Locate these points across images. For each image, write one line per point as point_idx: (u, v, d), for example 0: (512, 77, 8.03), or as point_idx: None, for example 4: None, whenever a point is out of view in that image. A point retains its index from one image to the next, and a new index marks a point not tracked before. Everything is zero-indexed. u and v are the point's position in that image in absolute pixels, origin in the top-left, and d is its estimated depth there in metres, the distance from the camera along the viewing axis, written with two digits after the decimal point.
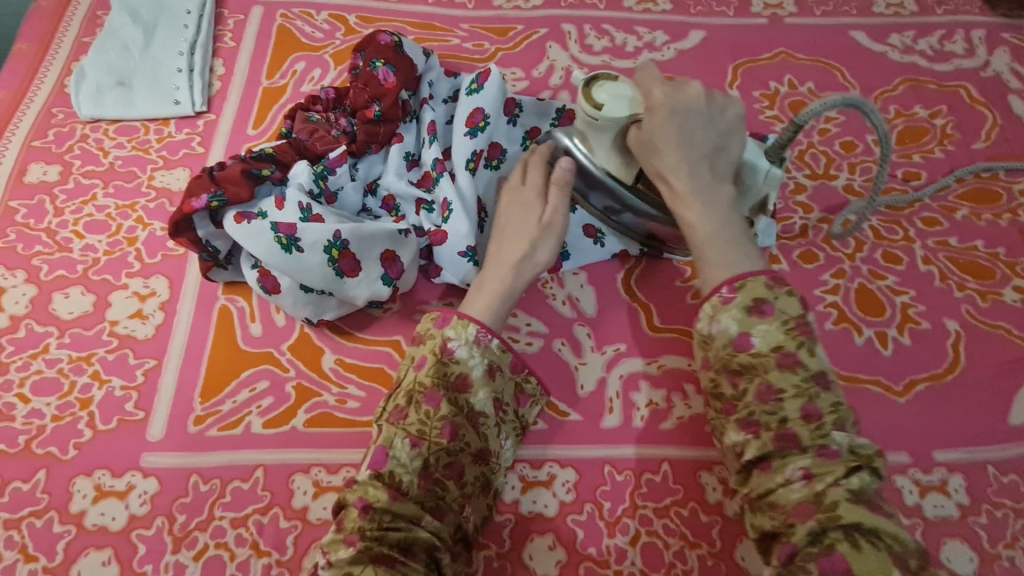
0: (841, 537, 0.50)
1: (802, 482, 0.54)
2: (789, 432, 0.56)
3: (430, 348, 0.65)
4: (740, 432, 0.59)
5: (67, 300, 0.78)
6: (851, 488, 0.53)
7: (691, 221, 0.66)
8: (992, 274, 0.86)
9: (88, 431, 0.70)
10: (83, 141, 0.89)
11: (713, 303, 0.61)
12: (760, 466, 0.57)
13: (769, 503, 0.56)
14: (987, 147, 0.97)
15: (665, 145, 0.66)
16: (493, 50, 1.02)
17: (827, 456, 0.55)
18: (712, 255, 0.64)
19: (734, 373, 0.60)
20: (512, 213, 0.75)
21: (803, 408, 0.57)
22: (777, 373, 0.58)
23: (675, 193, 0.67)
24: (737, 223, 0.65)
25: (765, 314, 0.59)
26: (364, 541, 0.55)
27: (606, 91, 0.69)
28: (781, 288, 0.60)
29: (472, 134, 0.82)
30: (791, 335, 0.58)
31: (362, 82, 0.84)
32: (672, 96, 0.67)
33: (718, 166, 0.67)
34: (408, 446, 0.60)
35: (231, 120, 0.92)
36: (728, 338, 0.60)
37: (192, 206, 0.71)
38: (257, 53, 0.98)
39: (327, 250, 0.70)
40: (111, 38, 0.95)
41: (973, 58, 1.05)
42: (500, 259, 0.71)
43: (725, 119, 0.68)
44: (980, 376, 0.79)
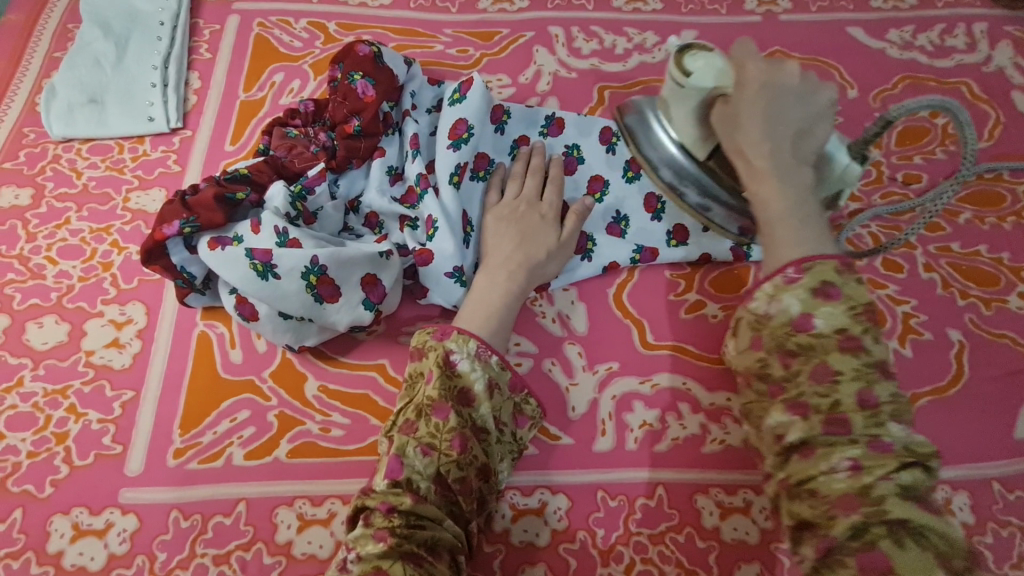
0: (884, 533, 0.46)
1: (848, 473, 0.48)
2: (841, 416, 0.50)
3: (432, 360, 0.63)
4: (785, 412, 0.52)
5: (41, 330, 0.75)
6: (902, 483, 0.47)
7: (764, 197, 0.58)
8: (997, 281, 0.84)
9: (65, 468, 0.68)
10: (55, 162, 0.86)
11: (775, 282, 0.55)
12: (801, 452, 0.51)
13: (809, 491, 0.50)
14: (990, 146, 0.94)
15: (750, 118, 0.58)
16: (478, 56, 0.99)
17: (879, 449, 0.48)
18: (780, 236, 0.56)
19: (787, 353, 0.53)
20: (527, 224, 0.76)
21: (860, 393, 0.50)
22: (837, 355, 0.51)
23: (753, 169, 0.59)
24: (815, 210, 0.58)
25: (831, 297, 0.53)
26: (395, 537, 0.53)
27: (700, 59, 0.63)
28: (852, 274, 0.54)
29: (456, 146, 0.79)
30: (859, 320, 0.52)
31: (340, 95, 0.81)
32: (769, 69, 0.59)
33: (803, 148, 0.59)
34: (421, 454, 0.58)
35: (208, 135, 0.89)
36: (789, 317, 0.54)
37: (164, 233, 0.68)
38: (233, 65, 0.95)
39: (305, 276, 0.67)
40: (82, 53, 0.92)
41: (975, 53, 1.01)
42: (510, 261, 0.73)
43: (819, 100, 0.60)
44: (985, 388, 0.77)
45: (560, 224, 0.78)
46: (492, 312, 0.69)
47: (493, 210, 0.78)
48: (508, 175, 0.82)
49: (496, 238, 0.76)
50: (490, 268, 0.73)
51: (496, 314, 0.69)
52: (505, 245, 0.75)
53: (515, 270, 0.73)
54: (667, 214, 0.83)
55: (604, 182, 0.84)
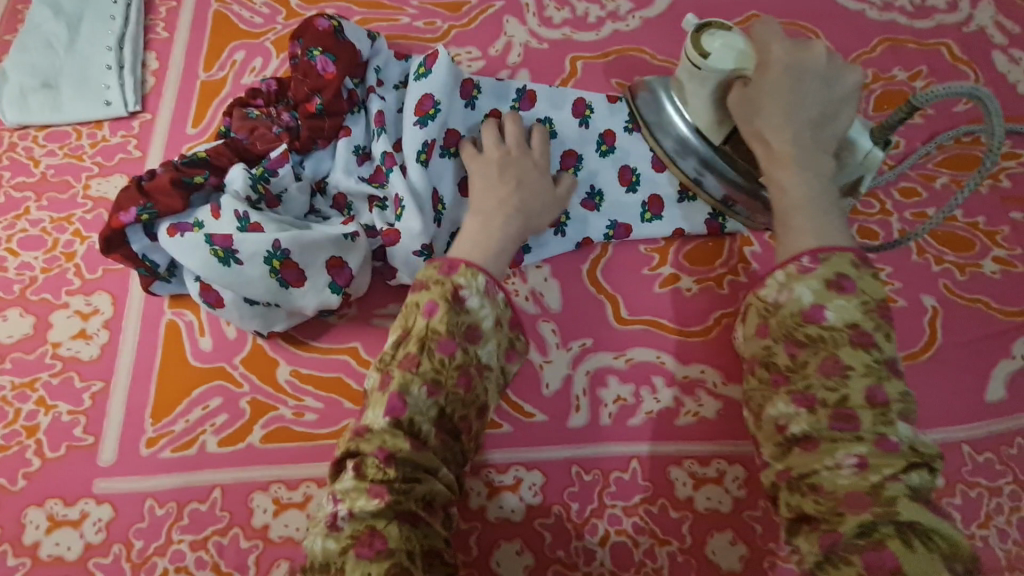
0: (892, 533, 0.48)
1: (854, 470, 0.51)
2: (848, 412, 0.52)
3: (439, 294, 0.60)
4: (790, 404, 0.55)
5: (5, 323, 0.74)
6: (910, 484, 0.49)
7: (783, 183, 0.63)
8: (971, 246, 0.83)
9: (37, 460, 0.68)
10: (12, 150, 0.84)
11: (788, 271, 0.58)
12: (805, 445, 0.53)
13: (811, 485, 0.52)
14: (969, 109, 0.92)
15: (772, 105, 0.64)
16: (446, 28, 0.96)
17: (886, 448, 0.51)
18: (796, 223, 0.60)
19: (794, 343, 0.56)
20: (519, 172, 0.74)
21: (869, 389, 0.53)
22: (848, 350, 0.54)
23: (771, 153, 0.64)
24: (833, 197, 0.62)
25: (844, 290, 0.55)
26: (393, 494, 0.52)
27: (718, 40, 0.69)
28: (868, 268, 0.57)
29: (423, 123, 0.77)
30: (870, 316, 0.55)
31: (301, 73, 0.78)
32: (790, 53, 0.64)
33: (821, 136, 0.64)
34: (426, 393, 0.56)
35: (169, 118, 0.87)
36: (800, 306, 0.56)
37: (121, 221, 0.67)
38: (192, 44, 0.92)
39: (267, 261, 0.66)
40: (32, 35, 0.88)
41: (956, 12, 0.99)
42: (504, 205, 0.70)
43: (843, 89, 0.65)
44: (957, 353, 0.77)
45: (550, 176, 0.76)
46: (492, 248, 0.67)
47: (478, 160, 0.75)
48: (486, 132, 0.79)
49: (486, 184, 0.73)
50: (484, 210, 0.70)
51: (495, 249, 0.67)
52: (498, 190, 0.72)
53: (512, 213, 0.70)
54: (642, 186, 0.82)
55: (577, 156, 0.82)
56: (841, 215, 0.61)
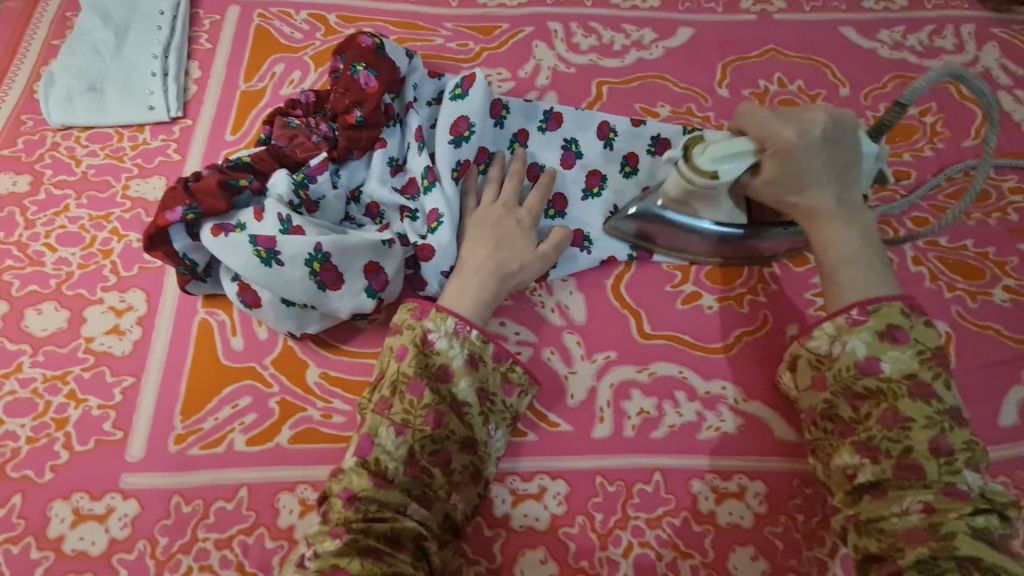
0: (953, 567, 0.53)
1: (920, 514, 0.56)
2: (915, 463, 0.57)
3: (409, 338, 0.67)
4: (854, 455, 0.60)
5: (40, 316, 0.75)
6: (974, 524, 0.54)
7: (828, 241, 0.66)
8: (982, 275, 0.86)
9: (65, 453, 0.68)
10: (54, 149, 0.86)
11: (839, 323, 0.63)
12: (873, 492, 0.59)
13: (878, 527, 0.58)
14: (976, 144, 0.96)
15: (804, 177, 0.66)
16: (478, 50, 1.00)
17: (953, 495, 0.56)
18: (844, 278, 0.64)
19: (855, 396, 0.61)
20: (502, 227, 0.77)
21: (932, 440, 0.57)
22: (908, 402, 0.59)
23: (810, 217, 0.67)
24: (875, 243, 0.66)
25: (897, 341, 0.61)
26: (351, 534, 0.56)
27: (710, 157, 0.67)
28: (919, 317, 0.62)
29: (457, 143, 0.80)
30: (926, 365, 0.60)
31: (342, 86, 0.81)
32: (798, 129, 0.65)
33: (848, 191, 0.67)
34: (393, 434, 0.62)
35: (209, 125, 0.89)
36: (854, 359, 0.62)
37: (167, 219, 0.68)
38: (233, 55, 0.95)
39: (308, 263, 0.68)
40: (81, 41, 0.91)
41: (962, 53, 1.04)
42: (482, 267, 0.73)
43: (849, 137, 0.68)
44: (972, 377, 0.79)
45: (534, 234, 0.78)
46: (480, 299, 0.71)
47: (471, 216, 0.78)
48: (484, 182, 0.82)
49: (469, 243, 0.76)
50: (463, 272, 0.73)
51: (483, 300, 0.71)
52: (480, 249, 0.75)
53: (489, 275, 0.73)
54: None
55: (602, 176, 0.85)
56: (886, 259, 0.65)
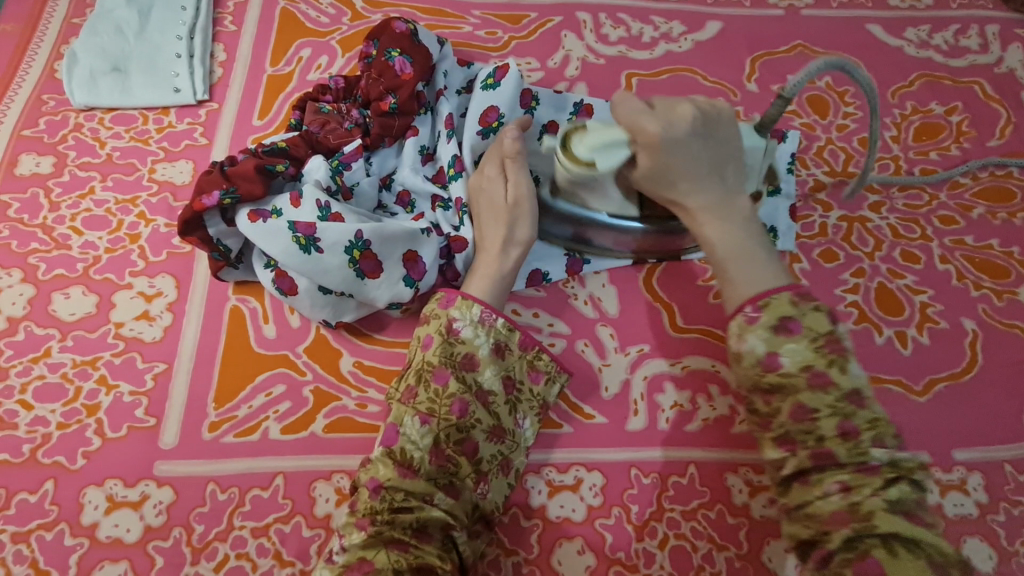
0: (877, 543, 0.49)
1: (840, 494, 0.52)
2: (826, 450, 0.53)
3: (435, 327, 0.65)
4: (776, 449, 0.56)
5: (67, 301, 0.74)
6: (889, 498, 0.51)
7: (710, 237, 0.63)
8: (1008, 274, 0.87)
9: (97, 439, 0.67)
10: (78, 131, 0.84)
11: (738, 321, 0.58)
12: (799, 481, 0.55)
13: (806, 513, 0.54)
14: (1002, 144, 0.97)
15: (676, 169, 0.63)
16: (507, 38, 0.99)
17: (867, 470, 0.52)
18: (735, 274, 0.60)
19: (764, 391, 0.56)
20: (479, 198, 0.75)
21: (841, 425, 0.53)
22: (809, 393, 0.54)
23: (689, 214, 0.64)
24: (757, 233, 0.63)
25: (792, 331, 0.55)
26: (375, 526, 0.57)
27: (588, 145, 0.67)
28: (809, 303, 0.56)
29: (485, 134, 0.80)
30: (822, 353, 0.54)
31: (376, 72, 0.80)
32: (665, 124, 0.63)
33: (728, 180, 0.64)
34: (419, 423, 0.61)
35: (235, 109, 0.88)
36: (756, 356, 0.56)
37: (203, 204, 0.67)
38: (259, 39, 0.94)
39: (348, 251, 0.67)
40: (103, 19, 0.89)
41: (987, 54, 1.04)
42: (485, 246, 0.72)
43: (721, 128, 0.65)
44: (999, 376, 0.80)
45: (502, 180, 0.74)
46: (494, 273, 0.70)
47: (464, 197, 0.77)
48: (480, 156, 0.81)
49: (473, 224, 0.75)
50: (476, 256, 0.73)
51: (501, 271, 0.70)
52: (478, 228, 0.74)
53: (492, 250, 0.71)
54: None
55: None
56: (771, 249, 0.62)
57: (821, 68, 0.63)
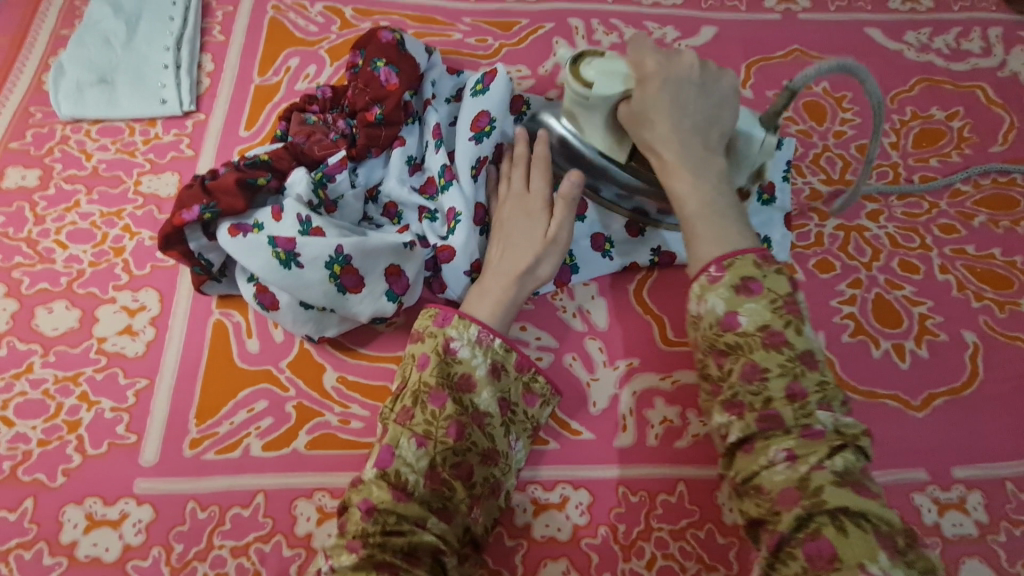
0: (827, 521, 0.48)
1: (786, 464, 0.52)
2: (773, 412, 0.54)
3: (432, 346, 0.65)
4: (724, 413, 0.56)
5: (51, 315, 0.73)
6: (835, 469, 0.50)
7: (680, 190, 0.63)
8: (1010, 284, 0.84)
9: (77, 456, 0.67)
10: (64, 143, 0.84)
11: (701, 282, 0.59)
12: (743, 449, 0.55)
13: (756, 488, 0.53)
14: (1004, 150, 0.94)
15: (657, 118, 0.64)
16: (497, 46, 0.98)
17: (811, 436, 0.52)
18: (702, 231, 0.61)
19: (720, 354, 0.57)
20: (514, 220, 0.74)
21: (788, 387, 0.54)
22: (762, 352, 0.55)
23: (664, 165, 0.64)
24: (730, 195, 0.63)
25: (753, 292, 0.56)
26: (367, 548, 0.54)
27: (595, 69, 0.68)
28: (771, 266, 0.57)
29: (478, 139, 0.78)
30: (779, 314, 0.56)
31: (362, 82, 0.79)
32: (665, 67, 0.65)
33: (711, 138, 0.64)
34: (415, 445, 0.60)
35: (222, 119, 0.87)
36: (715, 317, 0.57)
37: (184, 219, 0.67)
38: (247, 49, 0.93)
39: (328, 266, 0.66)
40: (91, 31, 0.89)
41: (990, 57, 1.02)
42: (500, 269, 0.71)
43: (719, 87, 0.65)
44: (999, 389, 0.78)
45: (544, 214, 0.74)
46: (505, 303, 0.69)
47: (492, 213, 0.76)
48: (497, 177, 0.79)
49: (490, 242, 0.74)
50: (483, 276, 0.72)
51: (510, 304, 0.70)
52: (496, 249, 0.73)
53: (507, 277, 0.70)
54: None
55: None
56: (743, 215, 0.62)
57: (829, 69, 0.61)
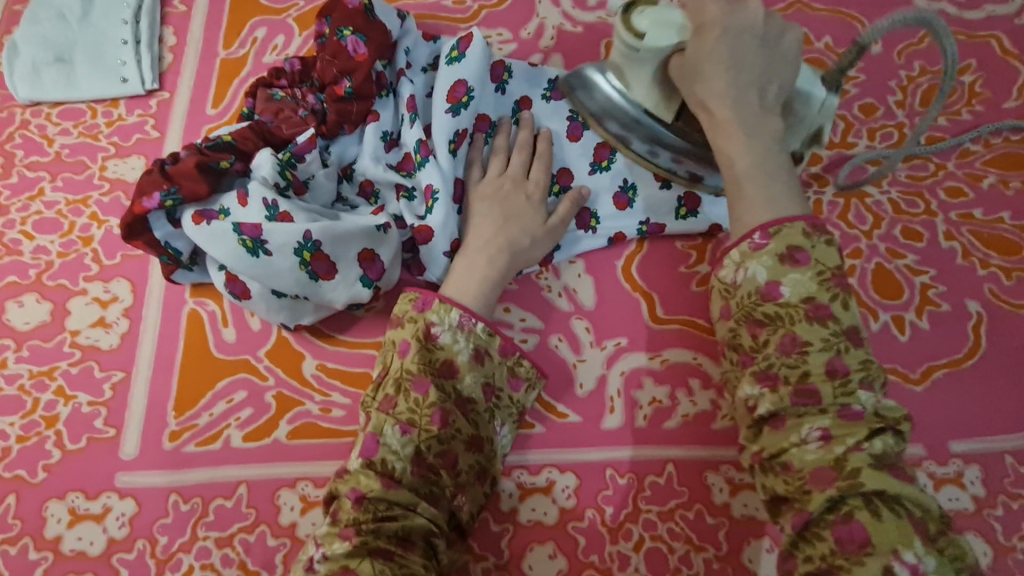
0: (860, 504, 0.47)
1: (819, 444, 0.50)
2: (811, 387, 0.51)
3: (412, 332, 0.63)
4: (755, 385, 0.54)
5: (22, 309, 0.72)
6: (873, 452, 0.48)
7: (729, 151, 0.61)
8: (1019, 249, 0.80)
9: (57, 452, 0.66)
10: (24, 128, 0.81)
11: (742, 249, 0.57)
12: (772, 424, 0.53)
13: (783, 464, 0.51)
14: (1019, 106, 0.88)
15: (711, 71, 0.61)
16: (476, 8, 0.91)
17: (850, 417, 0.50)
18: (750, 191, 0.59)
19: (756, 323, 0.55)
20: (510, 202, 0.72)
21: (829, 362, 0.51)
22: (805, 325, 0.52)
23: (715, 121, 0.62)
24: (781, 156, 0.61)
25: (798, 263, 0.54)
26: (361, 535, 0.53)
27: (648, 18, 0.64)
28: (820, 236, 0.55)
29: (455, 111, 0.73)
30: (825, 288, 0.53)
31: (329, 53, 0.74)
32: (726, 17, 0.61)
33: (768, 96, 0.61)
34: (400, 433, 0.58)
35: (187, 98, 0.83)
36: (755, 286, 0.55)
37: (145, 206, 0.64)
38: (210, 19, 0.88)
39: (297, 253, 0.64)
40: (44, 6, 0.84)
41: (1008, 3, 0.94)
42: (490, 245, 0.69)
43: (782, 42, 0.62)
44: (1002, 361, 0.75)
45: (544, 207, 0.73)
46: (488, 284, 0.67)
47: (480, 188, 0.73)
48: (490, 153, 0.76)
49: (477, 218, 0.71)
50: (470, 250, 0.69)
51: (493, 286, 0.68)
52: (485, 226, 0.70)
53: (496, 254, 0.69)
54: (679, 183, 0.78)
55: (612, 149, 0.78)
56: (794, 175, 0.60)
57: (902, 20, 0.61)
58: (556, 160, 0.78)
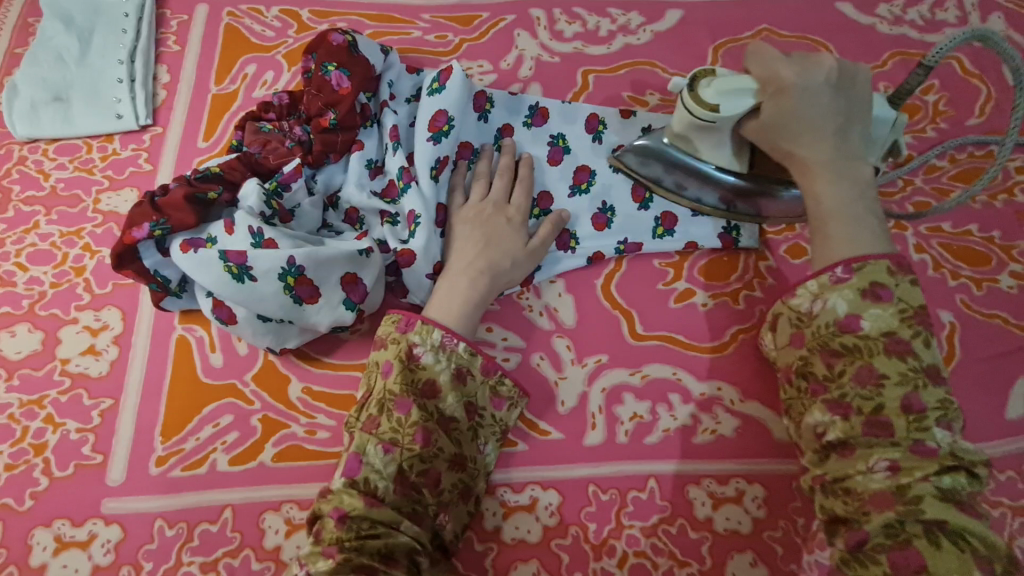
0: (919, 533, 0.48)
1: (885, 473, 0.51)
2: (883, 419, 0.53)
3: (394, 353, 0.64)
4: (825, 412, 0.56)
5: (14, 339, 0.73)
6: (940, 485, 0.49)
7: (818, 197, 0.60)
8: (988, 260, 0.83)
9: (44, 479, 0.67)
10: (21, 164, 0.84)
11: (822, 281, 0.58)
12: (840, 450, 0.54)
13: (845, 488, 0.53)
14: (981, 123, 0.92)
15: (795, 125, 0.61)
16: (457, 41, 0.96)
17: (921, 452, 0.51)
18: (837, 234, 0.58)
19: (831, 354, 0.56)
20: (493, 227, 0.74)
21: (905, 397, 0.53)
22: (883, 359, 0.54)
23: (802, 167, 0.61)
24: (871, 196, 0.60)
25: (880, 298, 0.56)
26: (343, 553, 0.54)
27: (715, 88, 0.65)
28: (905, 274, 0.57)
29: (436, 139, 0.76)
30: (908, 324, 0.55)
31: (315, 87, 0.77)
32: (803, 74, 0.61)
33: (850, 141, 0.61)
34: (382, 452, 0.59)
35: (179, 132, 0.86)
36: (834, 317, 0.57)
37: (134, 236, 0.66)
38: (203, 58, 0.92)
39: (282, 277, 0.66)
40: (44, 48, 0.88)
41: (966, 26, 0.99)
42: (471, 267, 0.71)
43: (859, 86, 0.63)
44: (976, 370, 0.77)
45: (524, 229, 0.76)
46: (469, 306, 0.69)
47: (462, 212, 0.75)
48: (472, 178, 0.79)
49: (459, 241, 0.73)
50: (452, 272, 0.71)
51: (473, 307, 0.69)
52: (467, 249, 0.72)
53: (478, 276, 0.71)
54: (655, 202, 0.80)
55: (591, 171, 0.81)
56: (878, 211, 0.60)
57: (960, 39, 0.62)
58: (536, 183, 0.81)
